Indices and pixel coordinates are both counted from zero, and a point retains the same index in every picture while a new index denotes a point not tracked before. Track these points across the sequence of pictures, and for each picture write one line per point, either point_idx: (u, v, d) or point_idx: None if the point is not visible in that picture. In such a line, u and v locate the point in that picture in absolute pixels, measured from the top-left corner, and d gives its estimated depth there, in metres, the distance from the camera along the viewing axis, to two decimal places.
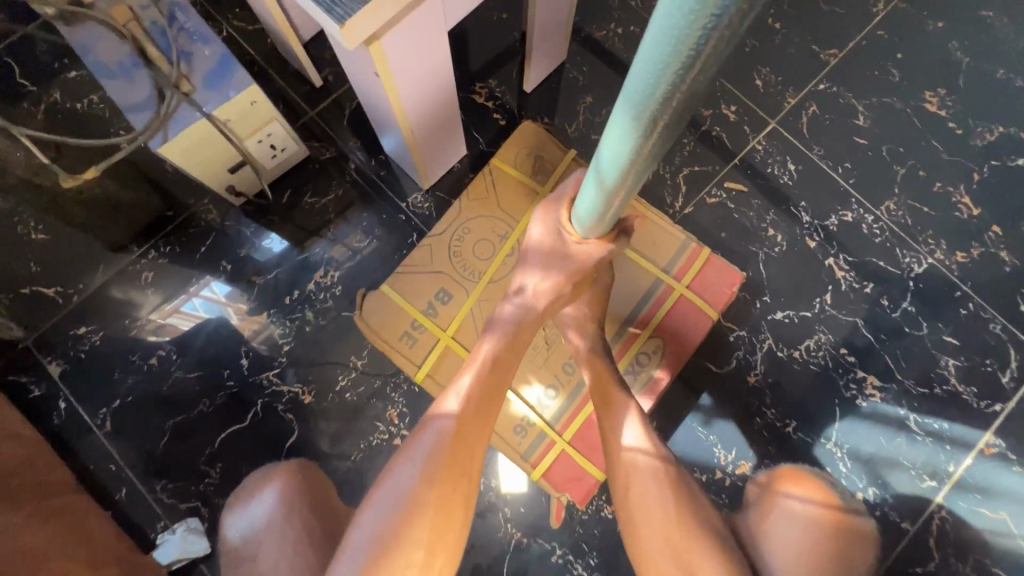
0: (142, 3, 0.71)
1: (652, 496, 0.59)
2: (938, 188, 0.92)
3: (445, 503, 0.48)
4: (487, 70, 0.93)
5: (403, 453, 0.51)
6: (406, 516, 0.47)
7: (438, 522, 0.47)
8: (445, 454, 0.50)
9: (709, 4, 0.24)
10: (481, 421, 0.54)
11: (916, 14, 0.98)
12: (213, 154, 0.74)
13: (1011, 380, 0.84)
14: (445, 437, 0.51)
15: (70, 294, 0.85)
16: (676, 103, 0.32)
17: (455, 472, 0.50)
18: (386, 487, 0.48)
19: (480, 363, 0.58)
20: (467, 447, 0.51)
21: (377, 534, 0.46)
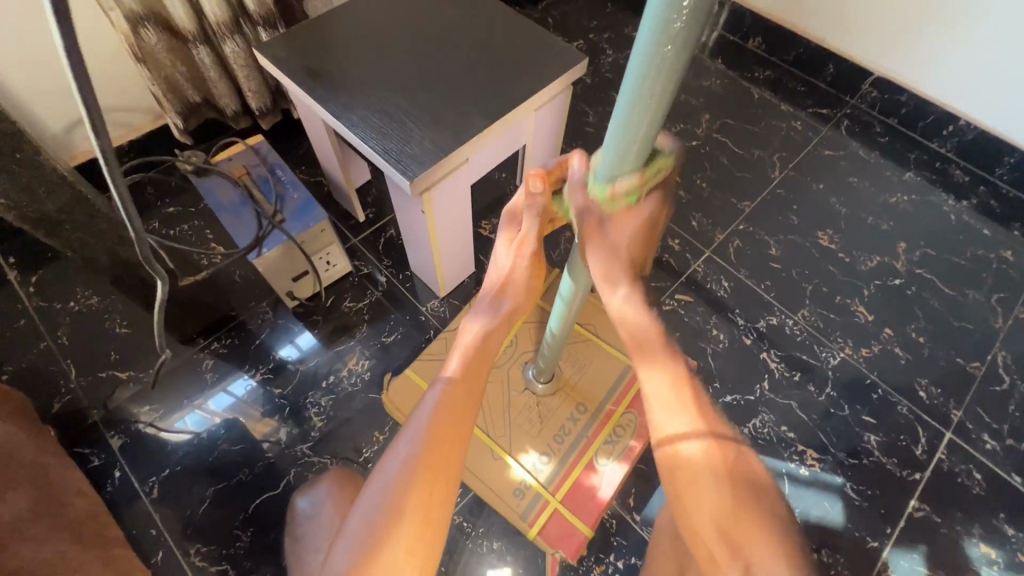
0: (253, 163, 1.01)
1: (708, 476, 0.52)
2: (840, 300, 1.19)
3: (429, 485, 0.56)
4: (491, 212, 1.24)
5: (392, 447, 0.60)
6: (392, 504, 0.55)
7: (419, 502, 0.55)
8: (427, 441, 0.58)
9: None
10: (462, 407, 0.62)
11: (802, 179, 1.36)
12: (286, 266, 0.98)
13: (923, 452, 1.02)
14: (428, 425, 0.59)
15: (139, 377, 1.01)
16: (678, 40, 0.39)
17: (434, 458, 0.58)
18: (376, 481, 0.57)
19: (463, 354, 0.67)
20: (447, 429, 0.60)
21: (367, 524, 0.54)
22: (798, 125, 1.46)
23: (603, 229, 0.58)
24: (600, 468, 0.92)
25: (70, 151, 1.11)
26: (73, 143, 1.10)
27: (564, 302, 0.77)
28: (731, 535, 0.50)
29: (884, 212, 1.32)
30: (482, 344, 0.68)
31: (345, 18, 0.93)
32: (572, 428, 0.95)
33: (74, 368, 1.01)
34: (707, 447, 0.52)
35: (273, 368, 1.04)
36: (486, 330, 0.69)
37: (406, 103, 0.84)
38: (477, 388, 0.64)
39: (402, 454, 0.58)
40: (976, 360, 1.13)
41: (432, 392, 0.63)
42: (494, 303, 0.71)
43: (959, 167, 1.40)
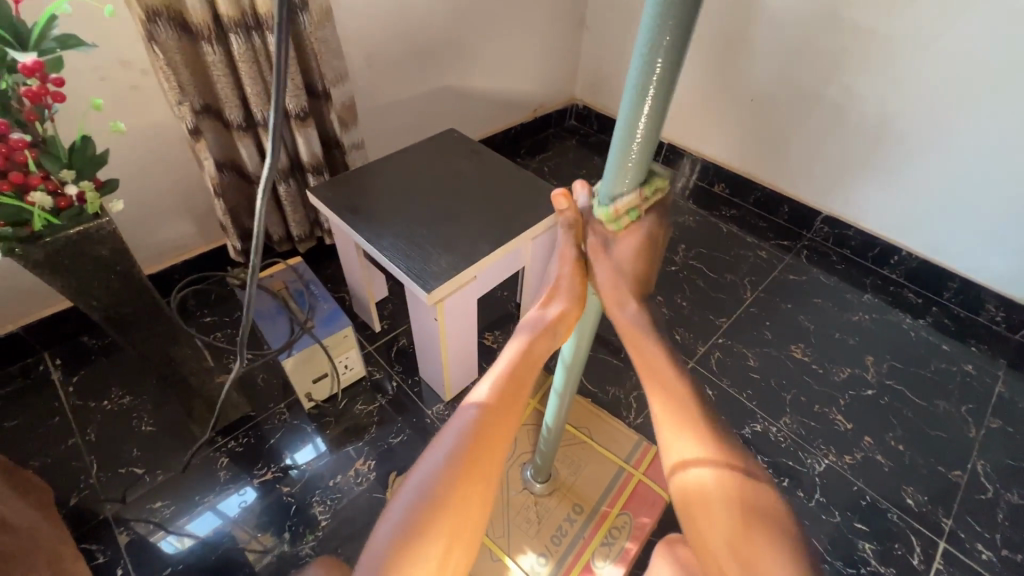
0: (291, 279, 1.18)
1: (718, 502, 0.61)
2: (819, 409, 1.27)
3: (464, 493, 0.60)
4: (494, 325, 1.38)
5: (433, 444, 0.64)
6: (429, 502, 0.59)
7: (454, 508, 0.59)
8: (468, 445, 0.62)
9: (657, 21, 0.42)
10: (504, 413, 0.65)
11: (772, 299, 1.53)
12: (310, 367, 1.09)
13: (920, 561, 1.03)
14: (470, 429, 0.63)
15: (155, 474, 1.06)
16: (661, 80, 0.46)
17: (473, 464, 0.61)
18: (413, 482, 0.61)
19: (510, 357, 0.69)
20: (484, 442, 0.63)
21: (403, 519, 0.58)
22: (763, 254, 1.67)
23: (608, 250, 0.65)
24: (598, 570, 0.93)
25: (145, 264, 1.30)
26: (149, 257, 1.29)
27: (572, 340, 0.77)
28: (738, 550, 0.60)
29: (848, 328, 1.46)
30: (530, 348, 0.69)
31: (382, 169, 1.17)
32: (569, 528, 0.98)
33: (95, 463, 1.07)
34: (716, 473, 0.62)
35: (283, 467, 1.10)
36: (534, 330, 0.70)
37: (426, 231, 1.04)
38: (520, 393, 0.67)
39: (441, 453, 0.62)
40: (957, 468, 1.17)
41: (474, 393, 0.67)
42: (540, 309, 0.71)
43: (911, 290, 1.58)
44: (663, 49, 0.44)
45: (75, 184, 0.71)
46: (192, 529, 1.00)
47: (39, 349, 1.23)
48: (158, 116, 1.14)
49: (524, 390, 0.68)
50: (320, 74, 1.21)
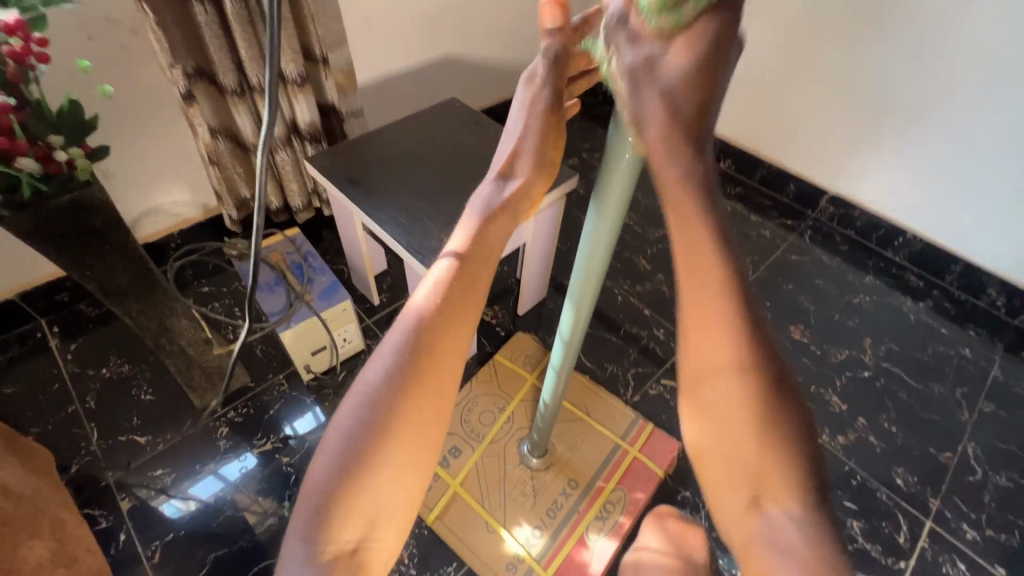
0: (289, 251, 1.16)
1: (727, 454, 0.48)
2: (814, 389, 1.28)
3: (414, 410, 0.52)
4: (493, 300, 1.38)
5: (368, 364, 0.54)
6: (370, 432, 0.50)
7: (405, 426, 0.51)
8: (412, 356, 0.53)
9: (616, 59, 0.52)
10: (456, 312, 0.56)
11: (774, 280, 1.52)
12: (309, 340, 1.09)
13: (906, 540, 1.05)
14: (412, 344, 0.53)
15: (156, 442, 1.07)
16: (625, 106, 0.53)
17: (419, 381, 0.53)
18: (352, 404, 0.51)
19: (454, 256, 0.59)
20: (431, 351, 0.54)
21: (346, 445, 0.50)
22: (766, 233, 1.65)
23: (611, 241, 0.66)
24: (591, 543, 0.95)
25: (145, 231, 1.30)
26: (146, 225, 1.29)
27: (569, 315, 0.77)
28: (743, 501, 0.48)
29: (847, 310, 1.46)
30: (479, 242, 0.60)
31: (381, 139, 1.14)
32: (564, 502, 1.00)
33: (96, 430, 1.08)
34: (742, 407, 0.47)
35: (283, 438, 1.11)
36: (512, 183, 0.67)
37: (427, 206, 1.01)
38: (469, 293, 0.58)
39: (377, 373, 0.52)
40: (948, 450, 1.19)
41: (413, 301, 0.56)
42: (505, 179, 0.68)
43: (913, 273, 1.57)
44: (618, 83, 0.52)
45: (64, 151, 0.69)
46: (191, 497, 1.01)
47: (35, 317, 1.22)
48: (149, 79, 1.10)
49: (473, 289, 0.58)
50: (317, 38, 1.16)
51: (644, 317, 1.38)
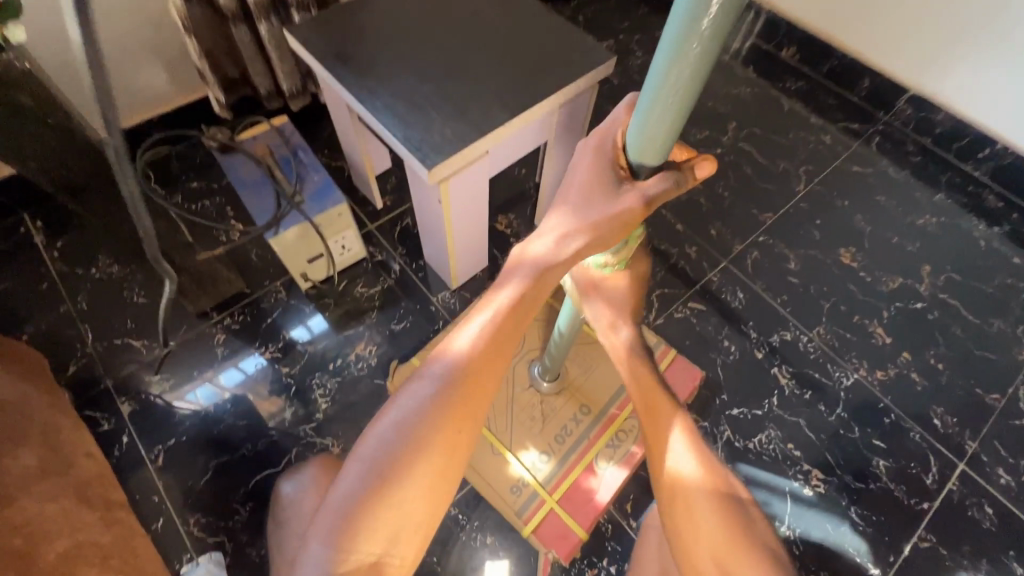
0: (276, 143, 1.02)
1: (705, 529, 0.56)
2: (858, 320, 1.16)
3: (449, 440, 0.50)
4: (509, 207, 1.24)
5: (416, 380, 0.51)
6: (408, 449, 0.49)
7: (439, 454, 0.50)
8: (455, 388, 0.50)
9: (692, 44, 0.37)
10: (501, 350, 0.52)
11: (828, 194, 1.33)
12: (303, 247, 0.98)
13: (934, 481, 1.00)
14: (456, 375, 0.50)
15: (153, 347, 1.03)
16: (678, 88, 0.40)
17: (461, 408, 0.50)
18: (390, 423, 0.50)
19: (524, 275, 0.52)
20: (473, 386, 0.51)
21: (379, 463, 0.48)
22: (827, 139, 1.42)
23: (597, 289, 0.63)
24: (600, 471, 0.91)
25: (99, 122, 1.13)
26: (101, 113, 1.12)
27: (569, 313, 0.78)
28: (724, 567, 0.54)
29: (908, 232, 1.28)
30: (554, 262, 0.52)
31: (376, 5, 0.93)
32: (574, 428, 0.94)
33: (90, 333, 1.03)
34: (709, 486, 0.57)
35: (282, 347, 1.05)
36: (590, 231, 0.51)
37: (431, 91, 0.84)
38: (523, 322, 0.53)
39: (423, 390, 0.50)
40: (996, 392, 1.09)
41: (473, 319, 0.52)
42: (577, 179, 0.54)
43: (993, 191, 1.36)
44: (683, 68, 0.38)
45: None
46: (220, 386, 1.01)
47: (17, 210, 1.14)
48: None
49: (529, 318, 0.53)
50: None
51: (675, 232, 1.24)
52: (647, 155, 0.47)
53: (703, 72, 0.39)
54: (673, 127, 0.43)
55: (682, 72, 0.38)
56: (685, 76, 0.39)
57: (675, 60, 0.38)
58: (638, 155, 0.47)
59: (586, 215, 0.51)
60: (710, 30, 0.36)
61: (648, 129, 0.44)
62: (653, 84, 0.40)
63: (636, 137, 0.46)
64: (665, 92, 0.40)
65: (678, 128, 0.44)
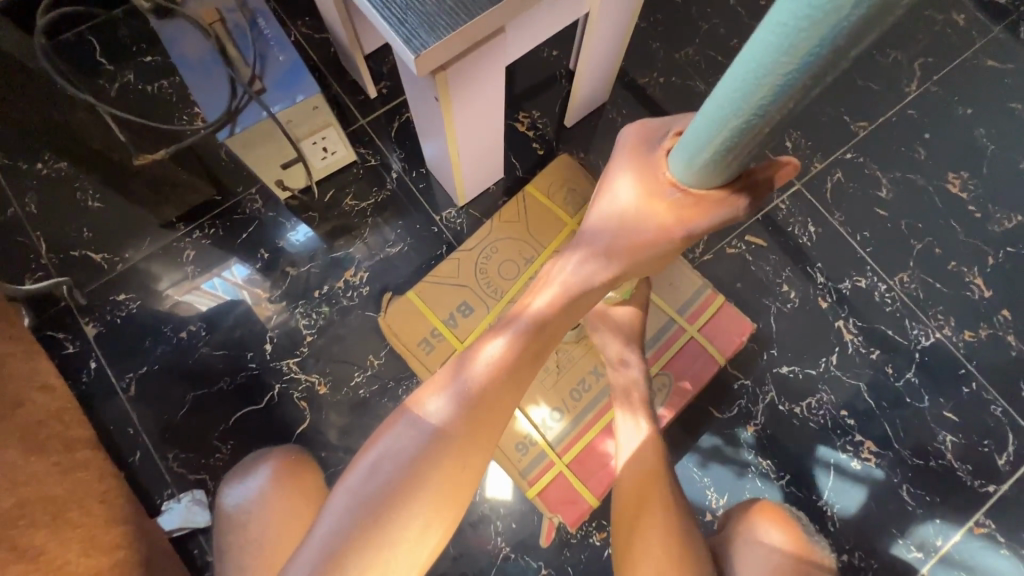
0: (228, 6, 0.77)
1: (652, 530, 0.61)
2: (953, 268, 0.94)
3: (456, 483, 0.36)
4: (533, 102, 0.99)
5: (408, 414, 0.37)
6: (394, 509, 0.34)
7: (442, 497, 0.36)
8: (471, 416, 0.37)
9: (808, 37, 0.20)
10: (524, 377, 0.40)
11: (947, 98, 1.02)
12: (271, 149, 0.78)
13: (1007, 463, 0.86)
14: (473, 399, 0.37)
15: (115, 262, 0.90)
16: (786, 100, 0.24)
17: (469, 454, 0.37)
18: (384, 452, 0.35)
19: (555, 292, 0.39)
20: (494, 412, 0.38)
21: (365, 504, 0.34)
22: (960, 18, 1.05)
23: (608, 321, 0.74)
24: None
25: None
26: None
27: None
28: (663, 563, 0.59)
29: None
30: (593, 282, 0.39)
31: None
32: (593, 384, 0.81)
33: (42, 242, 0.90)
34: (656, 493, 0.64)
35: (259, 268, 0.91)
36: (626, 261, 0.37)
37: None
38: (547, 350, 0.41)
39: (420, 428, 0.36)
40: None
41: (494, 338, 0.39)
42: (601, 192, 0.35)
43: None
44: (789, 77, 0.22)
45: None
46: (235, 282, 0.90)
47: None
48: None
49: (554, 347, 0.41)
50: None
51: None
52: (724, 155, 0.28)
53: (903, 3, 0.18)
54: (797, 97, 0.24)
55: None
56: (866, 10, 0.18)
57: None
58: (706, 157, 0.28)
59: (627, 236, 0.35)
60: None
61: (750, 100, 0.24)
62: (793, 13, 0.20)
63: (713, 115, 0.26)
64: (810, 35, 0.20)
65: (805, 97, 0.24)
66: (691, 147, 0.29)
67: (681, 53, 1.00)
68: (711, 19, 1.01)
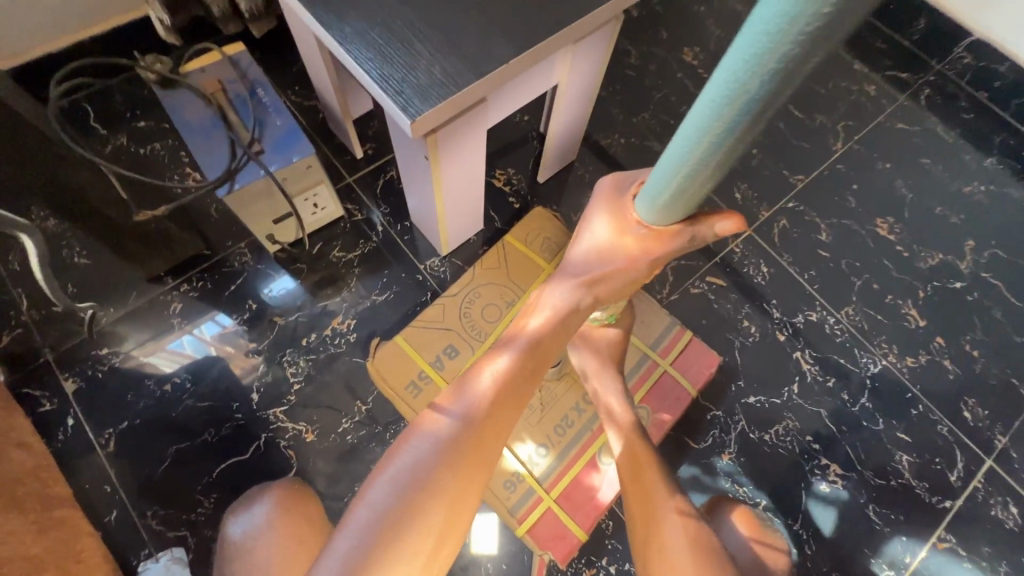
0: (230, 78, 0.84)
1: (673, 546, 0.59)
2: (890, 300, 1.05)
3: (466, 490, 0.41)
4: (508, 160, 1.08)
5: (423, 427, 0.42)
6: (413, 514, 0.39)
7: (456, 502, 0.40)
8: (478, 427, 0.42)
9: (731, 111, 0.27)
10: (522, 391, 0.45)
11: (868, 154, 1.17)
12: (266, 205, 0.83)
13: (959, 479, 0.93)
14: (480, 411, 0.42)
15: (100, 316, 0.90)
16: (723, 155, 0.31)
17: (477, 461, 0.41)
18: (402, 464, 0.40)
19: (546, 315, 0.46)
20: (499, 424, 0.43)
21: (387, 510, 0.38)
22: (872, 89, 1.22)
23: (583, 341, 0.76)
24: (603, 467, 0.82)
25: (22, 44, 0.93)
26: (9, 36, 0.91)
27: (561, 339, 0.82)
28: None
29: (955, 202, 1.14)
30: (576, 307, 0.46)
31: None
32: (576, 419, 0.85)
33: (24, 299, 0.90)
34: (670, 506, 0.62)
35: (247, 319, 0.93)
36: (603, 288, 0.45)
37: (415, 15, 0.66)
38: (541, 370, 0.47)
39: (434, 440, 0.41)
40: None
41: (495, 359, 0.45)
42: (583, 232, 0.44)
43: None
44: (722, 138, 0.29)
45: None
46: (205, 338, 0.91)
47: None
48: None
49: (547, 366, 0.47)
50: None
51: None
52: (678, 196, 0.35)
53: (787, 90, 0.26)
54: (727, 155, 0.31)
55: (765, 87, 0.25)
56: (765, 95, 0.26)
57: (758, 67, 0.24)
58: (663, 200, 0.36)
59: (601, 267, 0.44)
60: (819, 33, 0.22)
61: (692, 156, 0.32)
62: (716, 95, 0.27)
63: (670, 163, 0.33)
64: (731, 109, 0.27)
65: (733, 154, 0.31)
66: (652, 191, 0.36)
67: (638, 118, 1.13)
68: (662, 90, 1.15)
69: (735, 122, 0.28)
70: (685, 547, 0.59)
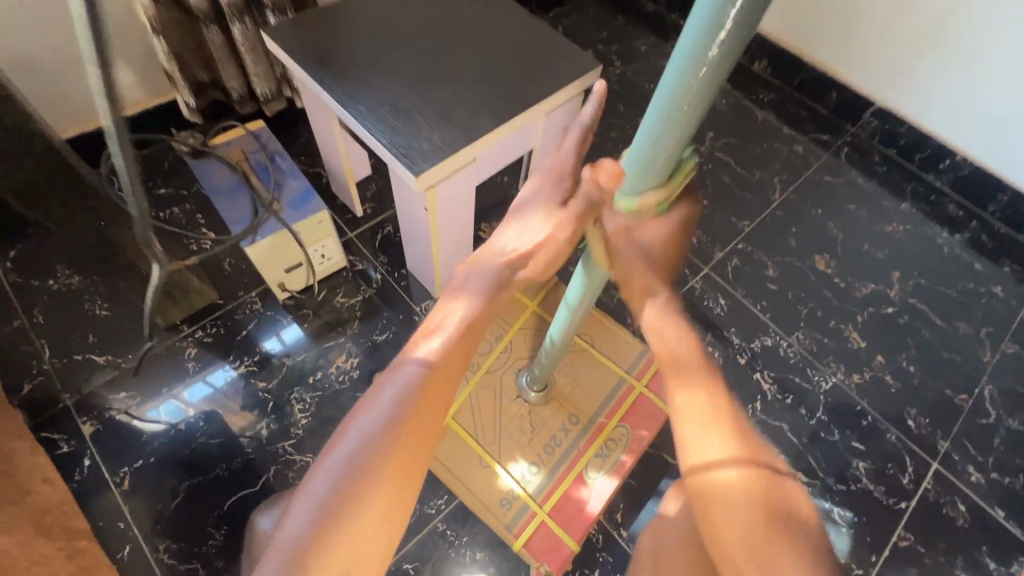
0: (253, 149, 0.98)
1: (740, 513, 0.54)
2: (834, 325, 1.19)
3: (419, 425, 0.54)
4: (492, 214, 1.22)
5: (382, 384, 0.56)
6: (379, 444, 0.52)
7: (411, 434, 0.53)
8: (425, 377, 0.56)
9: (678, 99, 0.45)
10: (460, 353, 0.59)
11: (802, 203, 1.36)
12: (281, 255, 0.95)
13: (910, 481, 1.03)
14: (426, 367, 0.56)
15: (117, 363, 0.97)
16: (674, 139, 0.48)
17: (426, 402, 0.55)
18: (368, 411, 0.54)
19: (474, 295, 0.62)
20: (442, 376, 0.57)
21: (359, 443, 0.52)
22: (799, 149, 1.44)
23: (629, 232, 0.58)
24: (590, 481, 0.90)
25: (68, 122, 1.08)
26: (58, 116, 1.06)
27: (582, 278, 0.69)
28: (754, 547, 0.53)
29: (879, 239, 1.32)
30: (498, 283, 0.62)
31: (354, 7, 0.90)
32: (563, 439, 0.93)
33: (46, 349, 0.97)
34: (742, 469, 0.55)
35: (257, 361, 1.00)
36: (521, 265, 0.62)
37: (416, 96, 0.82)
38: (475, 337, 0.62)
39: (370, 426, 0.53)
40: (964, 392, 1.13)
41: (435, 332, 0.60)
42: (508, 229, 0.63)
43: (954, 202, 1.39)
44: (672, 122, 0.46)
45: None
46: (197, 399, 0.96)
47: None
48: None
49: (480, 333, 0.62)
50: None
51: None
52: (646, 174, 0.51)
53: (712, 87, 0.44)
54: (677, 140, 0.48)
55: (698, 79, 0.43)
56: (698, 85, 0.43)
57: (693, 58, 0.42)
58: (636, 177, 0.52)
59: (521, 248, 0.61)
60: (738, 23, 0.39)
61: (653, 139, 0.48)
62: (668, 88, 0.45)
63: (647, 134, 0.48)
64: (679, 97, 0.44)
65: (681, 141, 0.48)
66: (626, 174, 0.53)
67: None
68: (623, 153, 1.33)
69: (680, 108, 0.45)
70: (742, 491, 0.54)
